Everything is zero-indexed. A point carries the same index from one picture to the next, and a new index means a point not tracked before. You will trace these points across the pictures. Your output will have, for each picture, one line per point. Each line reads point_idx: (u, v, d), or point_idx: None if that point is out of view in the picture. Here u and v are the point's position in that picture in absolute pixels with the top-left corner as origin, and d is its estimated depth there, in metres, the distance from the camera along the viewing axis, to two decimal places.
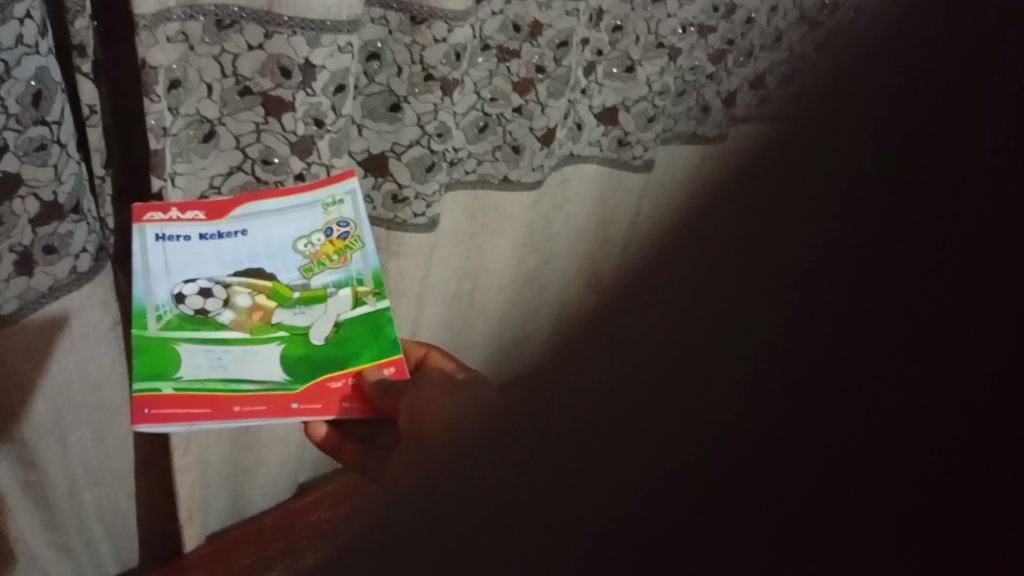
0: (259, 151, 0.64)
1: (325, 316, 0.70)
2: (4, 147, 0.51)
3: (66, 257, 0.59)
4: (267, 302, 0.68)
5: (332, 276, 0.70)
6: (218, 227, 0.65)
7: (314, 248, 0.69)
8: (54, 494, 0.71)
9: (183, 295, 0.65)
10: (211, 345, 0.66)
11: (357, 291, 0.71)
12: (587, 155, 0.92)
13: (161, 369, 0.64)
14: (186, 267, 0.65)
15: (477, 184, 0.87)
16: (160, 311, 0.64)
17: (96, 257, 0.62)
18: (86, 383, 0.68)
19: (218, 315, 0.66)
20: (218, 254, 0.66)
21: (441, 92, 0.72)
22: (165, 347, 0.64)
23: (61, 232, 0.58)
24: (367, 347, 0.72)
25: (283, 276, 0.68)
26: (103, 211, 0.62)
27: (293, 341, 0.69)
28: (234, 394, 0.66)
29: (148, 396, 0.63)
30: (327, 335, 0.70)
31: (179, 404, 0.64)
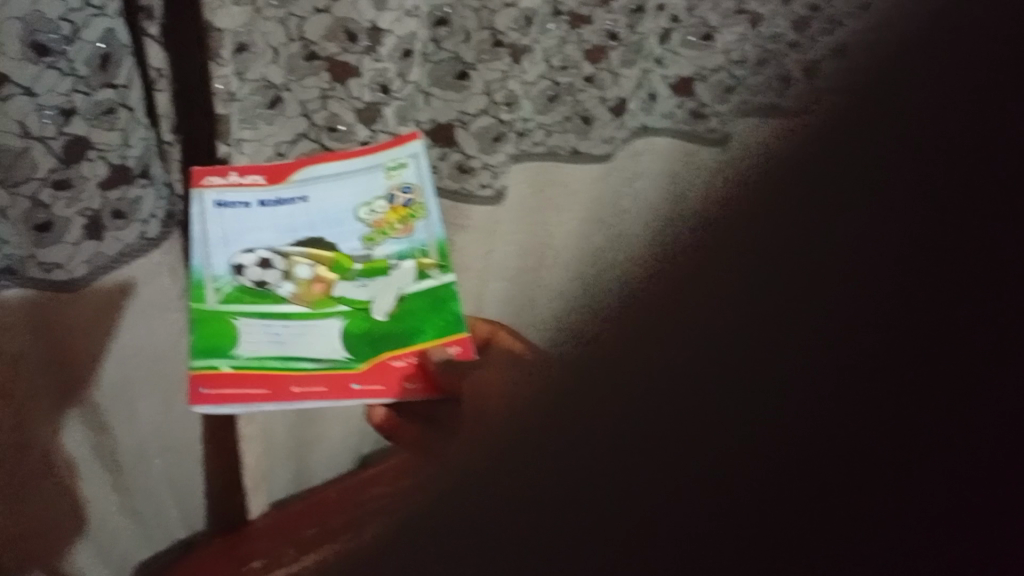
0: (324, 118, 0.64)
1: (387, 289, 0.68)
2: (73, 111, 0.52)
3: (134, 223, 0.60)
4: (328, 274, 0.67)
5: (397, 247, 0.70)
6: (277, 193, 0.66)
7: (377, 215, 0.69)
8: (124, 458, 0.73)
9: (241, 266, 0.65)
10: (270, 319, 0.65)
11: (420, 264, 0.70)
12: (660, 128, 0.87)
13: (219, 343, 0.63)
14: (246, 234, 0.66)
15: (546, 157, 0.84)
16: (218, 284, 0.64)
17: (163, 224, 0.63)
18: (152, 351, 0.69)
19: (277, 288, 0.66)
20: (277, 220, 0.67)
21: (510, 59, 0.70)
22: (223, 320, 0.64)
23: (130, 197, 0.58)
24: (429, 322, 0.69)
25: (345, 245, 0.68)
26: (171, 176, 0.63)
27: (356, 318, 0.67)
28: (293, 373, 0.63)
29: (205, 374, 0.61)
30: (389, 311, 0.68)
31: (236, 382, 0.62)
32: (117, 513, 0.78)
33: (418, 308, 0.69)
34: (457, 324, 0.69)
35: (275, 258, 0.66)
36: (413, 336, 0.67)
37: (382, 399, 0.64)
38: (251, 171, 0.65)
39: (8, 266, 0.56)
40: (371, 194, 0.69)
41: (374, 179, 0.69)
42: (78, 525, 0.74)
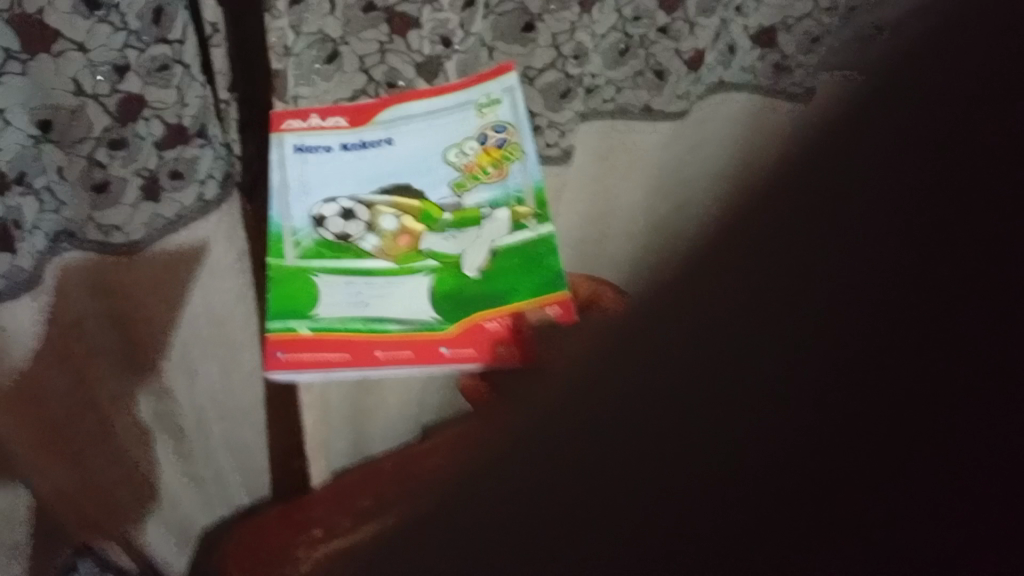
0: (384, 73, 0.61)
1: (478, 242, 0.58)
2: (126, 67, 0.50)
3: (191, 184, 0.58)
4: (415, 225, 0.58)
5: (490, 193, 0.60)
6: (360, 135, 0.61)
7: (468, 159, 0.61)
8: (182, 422, 0.74)
9: (322, 218, 0.57)
10: (353, 275, 0.56)
11: (516, 213, 0.60)
12: (738, 83, 0.82)
13: (295, 306, 0.54)
14: (326, 182, 0.59)
15: (617, 115, 0.80)
16: (296, 236, 0.57)
17: (223, 186, 0.61)
18: (210, 318, 0.68)
19: (360, 241, 0.57)
20: (359, 165, 0.60)
21: (579, 8, 0.66)
22: (301, 278, 0.55)
23: (187, 156, 0.57)
24: (523, 282, 0.57)
25: (433, 194, 0.60)
26: (228, 137, 0.60)
27: (445, 274, 0.56)
28: (376, 337, 0.53)
29: (284, 337, 0.53)
30: (481, 268, 0.57)
31: (316, 348, 0.53)
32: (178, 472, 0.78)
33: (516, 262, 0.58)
34: (556, 282, 0.57)
35: (359, 206, 0.58)
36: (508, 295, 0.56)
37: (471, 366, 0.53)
38: (331, 113, 0.61)
39: (67, 227, 0.55)
40: (462, 134, 0.62)
41: (466, 116, 0.63)
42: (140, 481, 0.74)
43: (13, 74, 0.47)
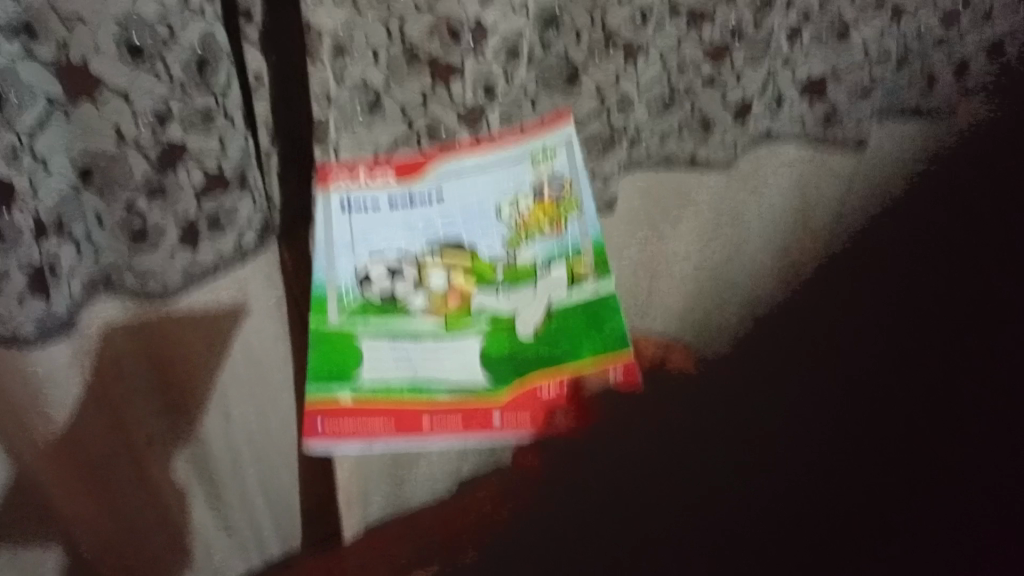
0: (427, 123, 0.58)
1: (535, 299, 0.65)
2: (168, 116, 0.50)
3: (231, 233, 0.57)
4: (465, 285, 0.63)
5: (543, 248, 0.64)
6: (410, 190, 0.59)
7: (522, 214, 0.62)
8: (218, 476, 0.71)
9: (369, 277, 0.60)
10: (399, 339, 0.63)
11: (573, 269, 0.65)
12: (788, 136, 0.79)
13: (342, 366, 0.62)
14: (378, 240, 0.60)
15: (662, 166, 0.77)
16: (342, 296, 0.60)
17: (262, 235, 0.60)
18: (248, 363, 0.66)
19: (409, 299, 0.62)
20: (411, 219, 0.60)
21: (624, 59, 0.66)
22: (346, 341, 0.62)
23: (227, 207, 0.56)
24: (585, 341, 0.67)
25: (484, 246, 0.62)
26: None
27: (498, 337, 0.65)
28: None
29: (324, 405, 0.63)
30: (533, 327, 0.65)
31: (359, 421, 0.64)
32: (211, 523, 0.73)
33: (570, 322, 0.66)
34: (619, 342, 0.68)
35: (407, 264, 0.61)
36: (548, 357, 0.67)
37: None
38: (378, 169, 0.58)
39: (105, 274, 0.56)
40: (517, 188, 0.62)
41: (521, 170, 0.62)
42: (174, 534, 0.71)
43: (59, 121, 0.49)
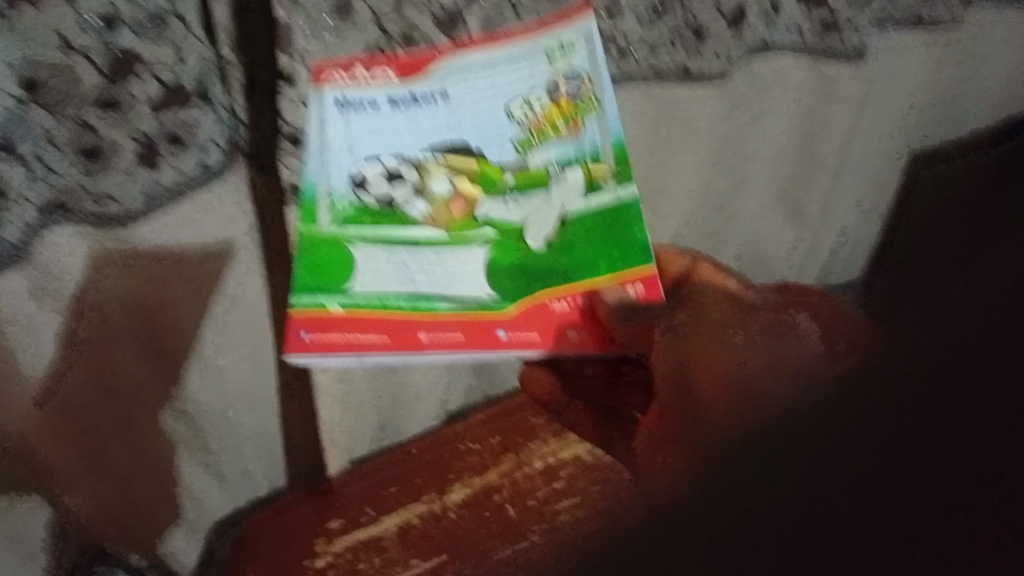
0: (400, 28, 0.63)
1: (543, 208, 0.68)
2: (114, 20, 0.51)
3: (191, 149, 0.57)
4: (471, 189, 0.68)
5: (559, 150, 0.69)
6: (411, 90, 0.67)
7: (535, 114, 0.70)
8: (197, 431, 0.63)
9: (364, 181, 0.66)
10: (398, 249, 0.66)
11: (590, 173, 0.70)
12: (787, 44, 0.72)
13: (329, 283, 0.64)
14: (364, 141, 0.67)
15: (652, 78, 0.70)
16: (333, 198, 0.65)
17: (227, 153, 0.59)
18: (228, 297, 0.61)
19: (409, 206, 0.67)
20: (412, 123, 0.68)
21: None
22: (337, 247, 0.65)
23: (184, 119, 0.56)
24: (604, 258, 0.69)
25: (492, 153, 0.69)
26: (233, 102, 0.59)
27: (503, 244, 0.68)
28: (423, 317, 0.65)
29: (313, 316, 0.63)
30: (545, 237, 0.68)
31: (349, 331, 0.64)
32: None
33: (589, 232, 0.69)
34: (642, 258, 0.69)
35: (407, 167, 0.67)
36: (557, 275, 0.68)
37: (532, 351, 0.67)
38: (377, 65, 0.65)
39: (61, 198, 0.53)
40: (530, 91, 0.70)
41: (535, 66, 0.70)
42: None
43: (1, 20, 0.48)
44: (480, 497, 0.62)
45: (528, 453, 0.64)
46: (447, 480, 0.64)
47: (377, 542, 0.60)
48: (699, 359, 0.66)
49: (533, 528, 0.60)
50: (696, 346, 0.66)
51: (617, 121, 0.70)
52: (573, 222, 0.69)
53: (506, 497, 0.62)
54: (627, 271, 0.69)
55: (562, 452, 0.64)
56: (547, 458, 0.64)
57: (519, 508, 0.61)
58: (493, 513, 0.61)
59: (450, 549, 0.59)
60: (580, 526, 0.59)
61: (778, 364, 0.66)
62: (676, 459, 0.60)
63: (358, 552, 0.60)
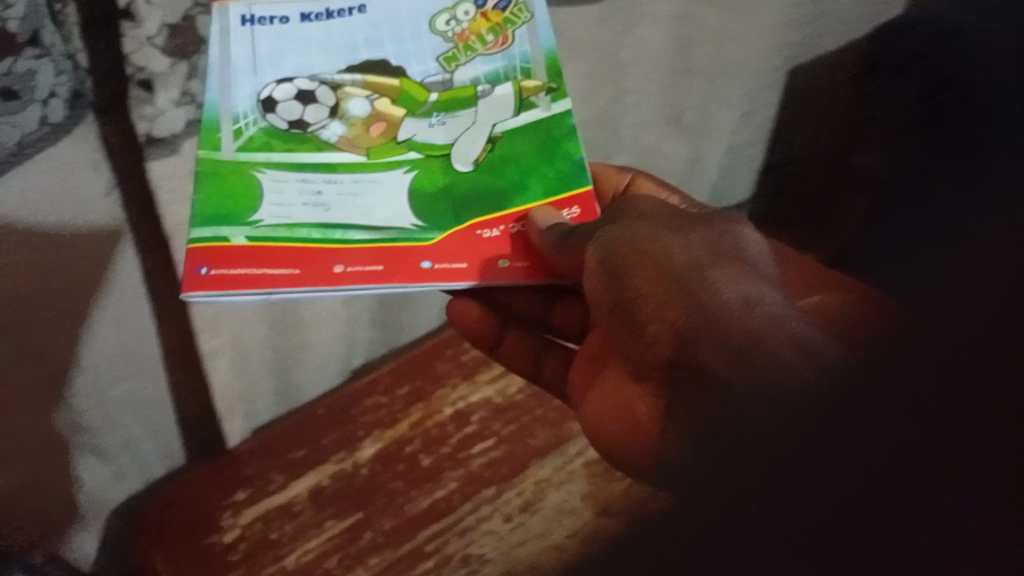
0: None
1: (476, 127, 0.51)
2: None
3: (30, 105, 0.45)
4: (392, 111, 0.51)
5: (487, 67, 0.53)
6: (325, 3, 0.52)
7: (461, 26, 0.53)
8: (75, 403, 0.59)
9: (272, 103, 0.50)
10: (309, 173, 0.48)
11: (522, 88, 0.53)
12: None
13: (232, 209, 0.46)
14: (279, 59, 0.51)
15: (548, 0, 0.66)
16: (241, 123, 0.49)
17: (72, 106, 0.48)
18: (111, 271, 0.55)
19: (321, 131, 0.50)
20: (325, 37, 0.52)
21: None
22: (241, 174, 0.47)
23: (20, 70, 0.44)
24: (538, 174, 0.51)
25: (414, 70, 0.52)
26: (70, 46, 0.47)
27: (427, 168, 0.50)
28: (336, 248, 0.46)
29: (210, 248, 0.45)
30: (476, 160, 0.51)
31: (254, 262, 0.45)
32: (90, 461, 0.63)
33: (526, 155, 0.51)
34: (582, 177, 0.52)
35: (322, 87, 0.50)
36: (479, 200, 0.50)
37: (462, 282, 0.47)
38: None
39: None
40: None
41: None
42: (60, 485, 0.61)
43: None
44: (394, 448, 0.60)
45: (437, 401, 0.63)
46: (357, 436, 0.61)
47: (289, 507, 0.57)
48: (641, 284, 0.44)
49: (449, 474, 0.59)
50: (637, 232, 0.46)
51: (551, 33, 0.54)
52: (506, 146, 0.51)
53: (421, 446, 0.60)
54: (561, 194, 0.52)
55: (472, 396, 0.64)
56: (457, 403, 0.63)
57: (434, 456, 0.60)
58: (408, 464, 0.59)
59: (366, 505, 0.57)
60: (496, 466, 0.59)
61: (725, 258, 0.45)
62: (633, 398, 0.46)
63: (268, 519, 0.56)
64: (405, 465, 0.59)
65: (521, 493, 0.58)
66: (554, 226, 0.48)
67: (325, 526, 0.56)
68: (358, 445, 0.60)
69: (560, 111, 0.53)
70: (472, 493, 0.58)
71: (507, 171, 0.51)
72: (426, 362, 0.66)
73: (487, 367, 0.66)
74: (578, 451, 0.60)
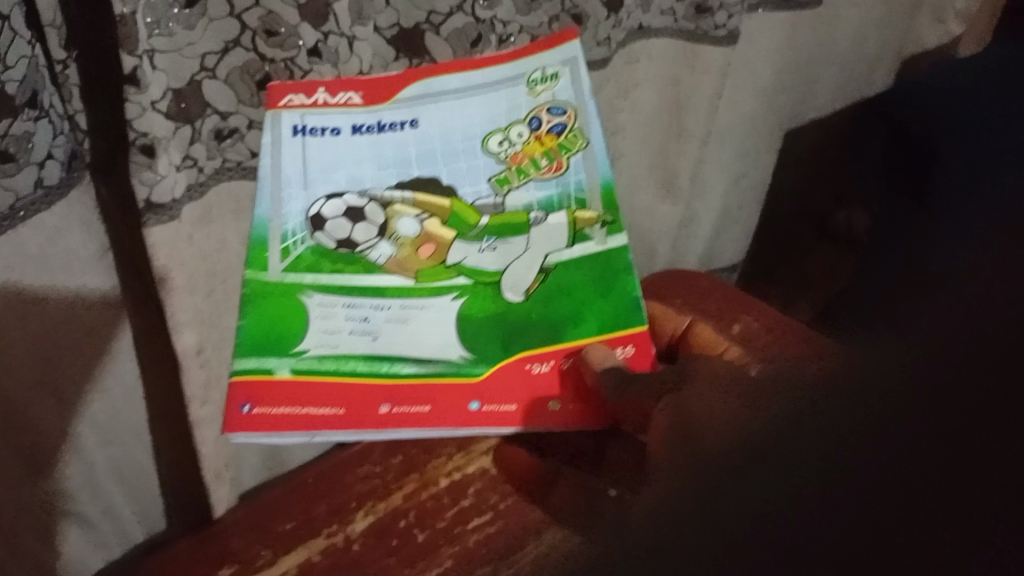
0: (260, 19, 0.52)
1: (528, 255, 0.63)
2: None
3: (26, 167, 0.45)
4: (441, 233, 0.62)
5: (540, 189, 0.64)
6: (378, 117, 0.61)
7: (515, 148, 0.64)
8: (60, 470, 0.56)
9: (321, 218, 0.60)
10: (355, 298, 0.60)
11: (573, 216, 0.65)
12: (659, 28, 0.74)
13: (281, 334, 0.59)
14: (328, 171, 0.60)
15: None
16: (288, 242, 0.59)
17: (69, 168, 0.48)
18: (103, 333, 0.54)
19: (373, 250, 0.60)
20: (376, 151, 0.61)
21: None
22: (288, 297, 0.59)
23: (17, 133, 0.44)
24: (587, 310, 0.65)
25: (466, 190, 0.63)
26: (70, 108, 0.47)
27: (480, 296, 0.62)
28: (384, 385, 0.59)
29: (253, 382, 0.58)
30: (528, 289, 0.63)
31: (297, 400, 0.59)
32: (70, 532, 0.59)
33: (572, 286, 0.64)
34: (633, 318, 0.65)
35: (371, 205, 0.61)
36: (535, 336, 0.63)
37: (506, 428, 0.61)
38: (343, 88, 0.60)
39: None
40: (508, 120, 0.64)
41: (511, 95, 0.64)
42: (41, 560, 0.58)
43: None
44: (387, 522, 0.58)
45: (432, 471, 0.61)
46: (348, 506, 0.59)
47: None
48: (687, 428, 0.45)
49: (444, 551, 0.56)
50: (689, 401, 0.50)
51: (603, 160, 0.66)
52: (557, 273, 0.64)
53: (415, 520, 0.58)
54: (617, 333, 0.65)
55: (467, 466, 0.61)
56: (452, 473, 0.61)
57: (429, 530, 0.57)
58: (402, 538, 0.57)
59: None
60: (494, 541, 0.56)
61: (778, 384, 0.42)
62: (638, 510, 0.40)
63: None
64: (399, 538, 0.57)
65: (519, 570, 0.54)
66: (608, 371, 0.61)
67: None
68: (352, 513, 0.58)
69: (613, 245, 0.65)
70: (468, 571, 0.55)
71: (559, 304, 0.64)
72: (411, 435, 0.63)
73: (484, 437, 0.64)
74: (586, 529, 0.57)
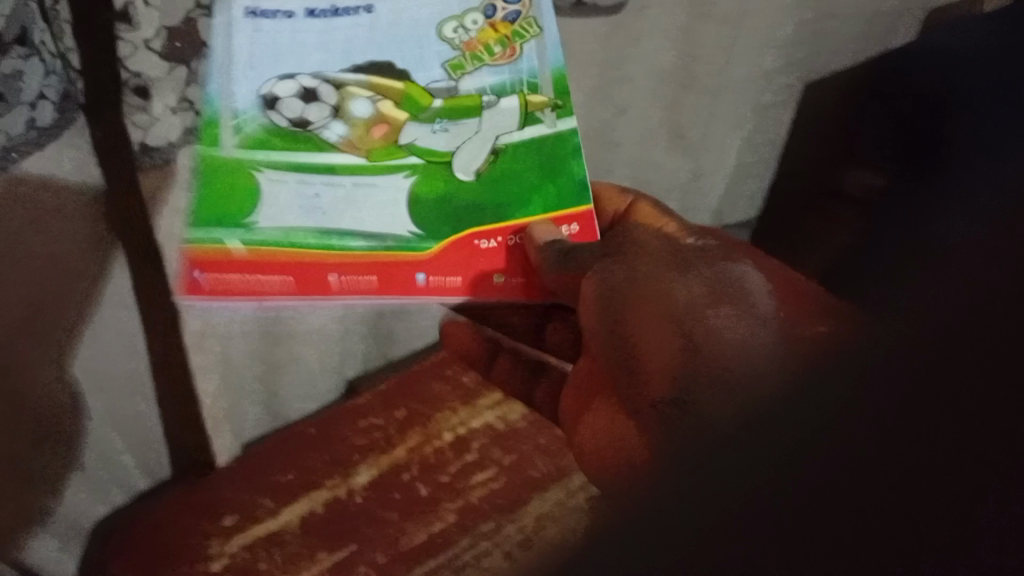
0: None
1: (478, 139, 0.54)
2: None
3: (17, 106, 0.46)
4: (394, 114, 0.53)
5: (494, 77, 0.54)
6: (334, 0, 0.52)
7: (468, 35, 0.53)
8: None
9: (275, 99, 0.52)
10: (307, 175, 0.53)
11: (527, 101, 0.54)
12: None
13: (229, 213, 0.53)
14: (281, 54, 0.51)
15: None
16: (238, 120, 0.51)
17: (61, 108, 0.50)
18: (95, 278, 0.53)
19: (323, 130, 0.52)
20: (327, 33, 0.52)
21: None
22: (244, 175, 0.52)
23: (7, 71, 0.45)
24: (541, 192, 0.55)
25: (419, 74, 0.53)
26: (62, 45, 0.49)
27: (429, 174, 0.54)
28: (337, 259, 0.54)
29: (204, 255, 0.53)
30: (478, 171, 0.54)
31: (248, 270, 0.54)
32: None
33: (522, 167, 0.55)
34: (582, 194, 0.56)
35: (325, 85, 0.52)
36: (484, 212, 0.55)
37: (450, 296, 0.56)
38: None
39: None
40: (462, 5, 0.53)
41: None
42: None
43: None
44: (388, 476, 0.57)
45: (436, 426, 0.61)
46: (350, 459, 0.58)
47: (279, 536, 0.54)
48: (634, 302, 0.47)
49: (446, 505, 0.56)
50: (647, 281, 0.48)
51: (557, 47, 0.54)
52: (509, 155, 0.54)
53: (418, 473, 0.58)
54: (565, 210, 0.56)
55: (472, 420, 0.61)
56: (456, 429, 0.61)
57: (431, 485, 0.57)
58: (404, 492, 0.57)
59: (360, 536, 0.54)
60: (496, 497, 0.57)
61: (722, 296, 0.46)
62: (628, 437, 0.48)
63: (255, 550, 0.54)
64: (401, 492, 0.56)
65: (521, 528, 0.56)
66: (552, 246, 0.53)
67: (322, 557, 0.53)
68: (353, 468, 0.58)
69: (564, 128, 0.55)
70: (471, 526, 0.55)
71: (510, 184, 0.55)
72: (405, 388, 0.63)
73: (486, 391, 0.63)
74: (580, 485, 0.58)
